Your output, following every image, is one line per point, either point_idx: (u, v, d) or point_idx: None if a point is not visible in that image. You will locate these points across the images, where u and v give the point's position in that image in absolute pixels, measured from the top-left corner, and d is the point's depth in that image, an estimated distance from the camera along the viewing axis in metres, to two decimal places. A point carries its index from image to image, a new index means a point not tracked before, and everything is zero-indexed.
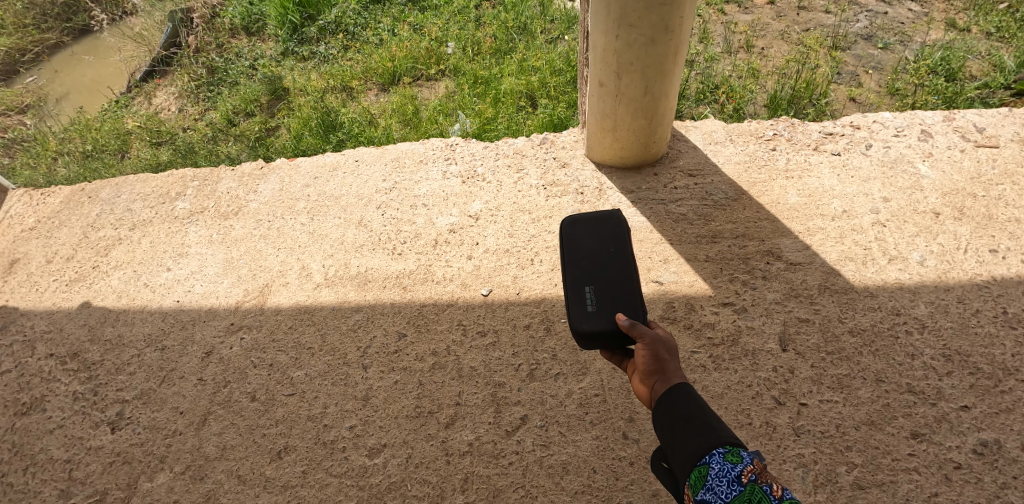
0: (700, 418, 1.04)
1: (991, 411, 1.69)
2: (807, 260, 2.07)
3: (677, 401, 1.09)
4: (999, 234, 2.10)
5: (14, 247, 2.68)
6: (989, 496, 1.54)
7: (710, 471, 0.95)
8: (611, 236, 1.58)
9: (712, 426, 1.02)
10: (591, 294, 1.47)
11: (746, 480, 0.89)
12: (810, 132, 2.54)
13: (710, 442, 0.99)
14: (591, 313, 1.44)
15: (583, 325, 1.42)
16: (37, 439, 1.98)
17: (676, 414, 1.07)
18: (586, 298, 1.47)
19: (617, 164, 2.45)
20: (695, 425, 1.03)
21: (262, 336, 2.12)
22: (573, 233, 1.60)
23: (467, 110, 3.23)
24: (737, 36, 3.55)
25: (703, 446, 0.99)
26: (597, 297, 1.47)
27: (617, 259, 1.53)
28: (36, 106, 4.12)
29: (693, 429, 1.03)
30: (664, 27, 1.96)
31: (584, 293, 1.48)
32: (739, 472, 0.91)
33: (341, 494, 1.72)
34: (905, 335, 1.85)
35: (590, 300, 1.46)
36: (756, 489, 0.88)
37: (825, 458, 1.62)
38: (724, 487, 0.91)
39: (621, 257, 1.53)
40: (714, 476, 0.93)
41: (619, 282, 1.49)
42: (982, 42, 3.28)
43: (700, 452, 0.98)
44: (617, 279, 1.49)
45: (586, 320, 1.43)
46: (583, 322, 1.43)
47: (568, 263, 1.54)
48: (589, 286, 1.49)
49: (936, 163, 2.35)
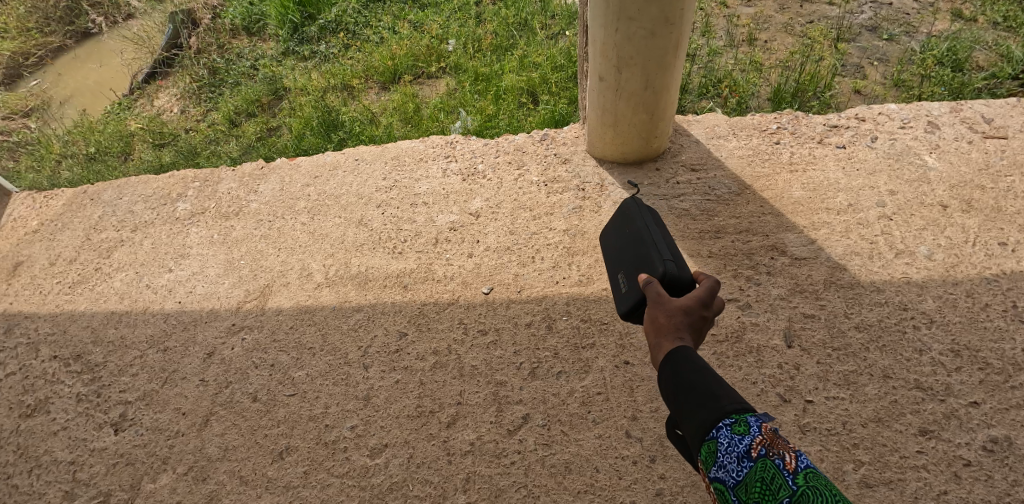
0: (698, 389, 1.00)
1: (1001, 407, 1.66)
2: (812, 255, 2.04)
3: (676, 370, 1.05)
4: (1008, 227, 2.06)
5: (18, 250, 2.68)
6: (999, 493, 1.51)
7: (719, 447, 0.91)
8: (624, 224, 1.67)
9: (714, 395, 0.97)
10: (624, 277, 1.52)
11: (756, 456, 0.86)
12: (814, 125, 2.51)
13: (715, 415, 0.94)
14: (626, 292, 1.47)
15: (620, 308, 1.47)
16: (42, 441, 1.98)
17: (675, 383, 1.04)
18: (621, 284, 1.52)
19: (617, 160, 2.42)
20: (696, 396, 0.99)
21: (263, 337, 2.11)
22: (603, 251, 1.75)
23: (468, 107, 3.21)
24: (739, 29, 3.52)
25: (707, 420, 0.95)
26: (629, 274, 1.51)
27: (631, 244, 1.59)
28: (40, 110, 4.13)
29: (694, 400, 0.99)
30: (664, 19, 1.93)
31: (618, 282, 1.55)
32: (747, 446, 0.88)
33: (342, 494, 1.71)
34: (912, 330, 1.83)
35: (624, 283, 1.51)
36: (767, 464, 0.85)
37: (832, 456, 1.60)
38: (734, 465, 0.88)
39: (637, 234, 1.58)
40: (723, 452, 0.90)
41: (642, 252, 1.51)
42: (988, 32, 3.23)
43: (708, 426, 0.94)
44: (638, 253, 1.53)
45: (622, 302, 1.47)
46: (621, 304, 1.47)
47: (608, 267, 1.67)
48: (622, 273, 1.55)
49: (943, 155, 2.32)
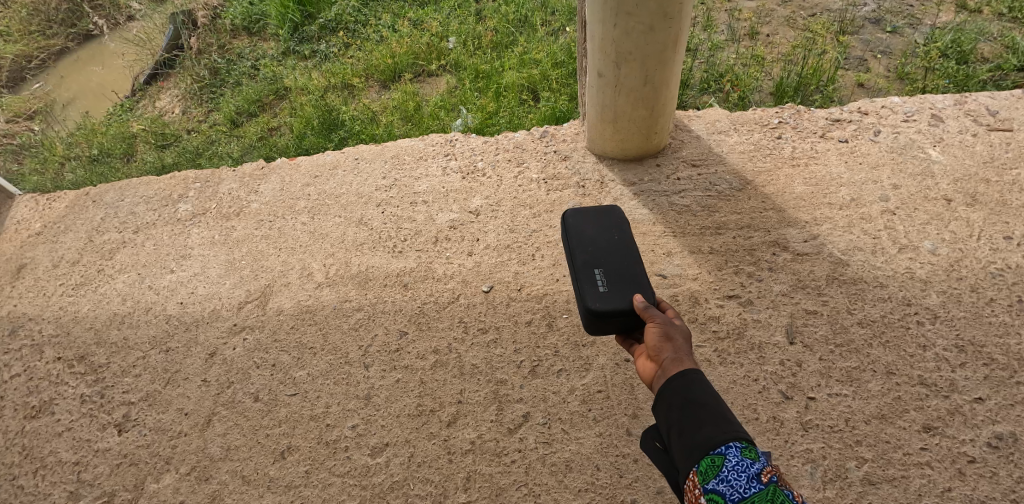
0: (710, 409, 0.97)
1: (1007, 403, 1.64)
2: (815, 251, 2.03)
3: (688, 387, 1.03)
4: (1013, 221, 2.04)
5: (21, 252, 2.69)
6: (1004, 490, 1.50)
7: (726, 462, 0.87)
8: (613, 226, 1.76)
9: (725, 419, 0.95)
10: (603, 277, 1.60)
11: (766, 480, 0.84)
12: (816, 119, 2.49)
13: (726, 435, 0.92)
14: (603, 292, 1.55)
15: (594, 301, 1.53)
16: (47, 442, 1.99)
17: (685, 398, 1.01)
18: (596, 280, 1.59)
19: (618, 156, 2.41)
20: (707, 414, 0.97)
21: (264, 337, 2.11)
22: (578, 232, 1.75)
23: (468, 105, 3.21)
24: (741, 23, 3.49)
25: (716, 436, 0.92)
26: (609, 278, 1.59)
27: (616, 252, 1.68)
28: (44, 113, 4.15)
29: (704, 417, 0.96)
30: (663, 14, 1.91)
31: (592, 276, 1.60)
32: (758, 470, 0.85)
33: (343, 494, 1.71)
34: (917, 325, 1.81)
35: (600, 282, 1.58)
36: (776, 490, 0.83)
37: (834, 453, 1.59)
38: (740, 481, 0.84)
39: (626, 246, 1.70)
40: (730, 468, 0.86)
41: (624, 265, 1.64)
42: (993, 23, 3.19)
43: (716, 441, 0.91)
44: (619, 266, 1.65)
45: (598, 297, 1.54)
46: (595, 299, 1.54)
47: (577, 251, 1.69)
48: (600, 271, 1.61)
49: (947, 148, 2.29)
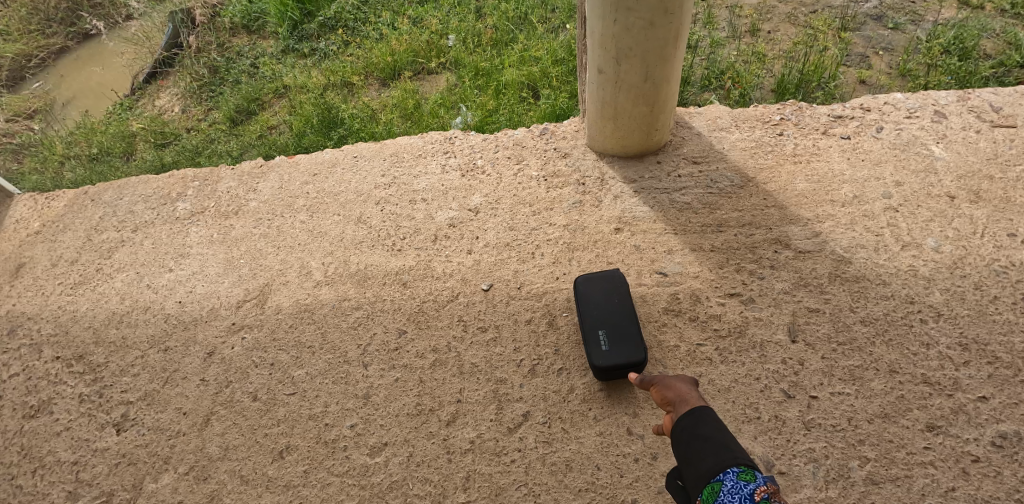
0: (713, 440, 1.06)
1: (1011, 402, 1.62)
2: (817, 248, 2.01)
3: (693, 421, 1.13)
4: (1018, 218, 2.02)
5: (20, 251, 2.68)
6: (1008, 490, 1.48)
7: (723, 487, 0.96)
8: (615, 283, 1.91)
9: (727, 448, 1.03)
10: (606, 336, 1.78)
11: (758, 498, 0.91)
12: (818, 115, 2.47)
13: (723, 461, 1.01)
14: (606, 351, 1.74)
15: (598, 361, 1.73)
16: (45, 442, 1.98)
17: (691, 432, 1.11)
18: (599, 341, 1.77)
19: (619, 153, 2.39)
20: (708, 444, 1.06)
21: (263, 336, 2.10)
22: (582, 291, 1.91)
23: (468, 103, 3.20)
24: (742, 20, 3.47)
25: (715, 464, 1.01)
26: (612, 336, 1.78)
27: (617, 308, 1.84)
28: (43, 112, 4.15)
29: (706, 448, 1.05)
30: (663, 9, 1.88)
31: (597, 336, 1.78)
32: (751, 490, 0.93)
33: (342, 494, 1.70)
34: (920, 323, 1.79)
35: (604, 341, 1.77)
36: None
37: (837, 453, 1.58)
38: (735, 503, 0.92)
39: (627, 302, 1.86)
40: (727, 492, 0.95)
41: (625, 322, 1.81)
42: (996, 19, 3.17)
43: (716, 469, 1.00)
44: (619, 321, 1.82)
45: (602, 357, 1.73)
46: (599, 359, 1.73)
47: (583, 308, 1.85)
48: (603, 330, 1.79)
49: (950, 145, 2.27)
